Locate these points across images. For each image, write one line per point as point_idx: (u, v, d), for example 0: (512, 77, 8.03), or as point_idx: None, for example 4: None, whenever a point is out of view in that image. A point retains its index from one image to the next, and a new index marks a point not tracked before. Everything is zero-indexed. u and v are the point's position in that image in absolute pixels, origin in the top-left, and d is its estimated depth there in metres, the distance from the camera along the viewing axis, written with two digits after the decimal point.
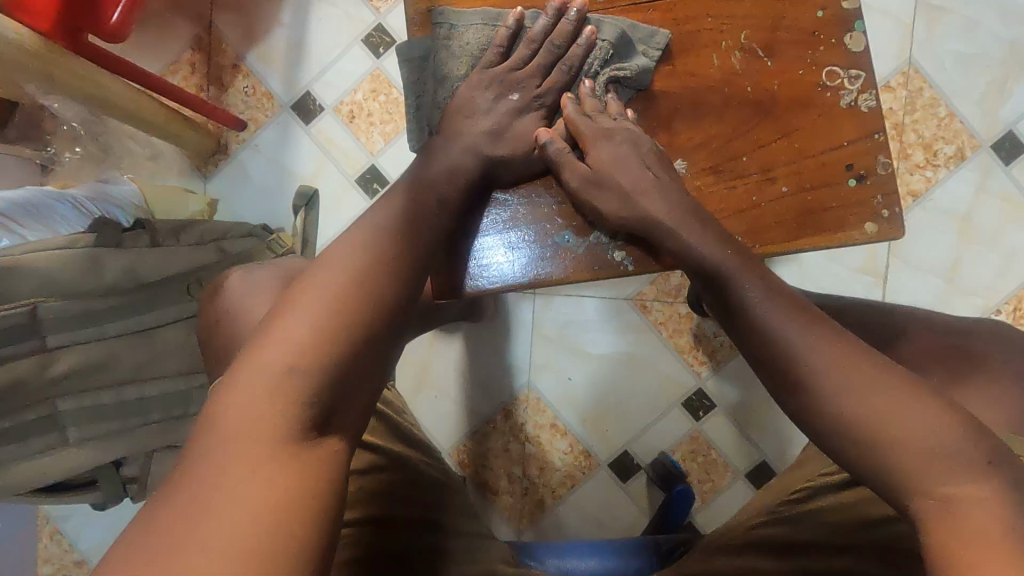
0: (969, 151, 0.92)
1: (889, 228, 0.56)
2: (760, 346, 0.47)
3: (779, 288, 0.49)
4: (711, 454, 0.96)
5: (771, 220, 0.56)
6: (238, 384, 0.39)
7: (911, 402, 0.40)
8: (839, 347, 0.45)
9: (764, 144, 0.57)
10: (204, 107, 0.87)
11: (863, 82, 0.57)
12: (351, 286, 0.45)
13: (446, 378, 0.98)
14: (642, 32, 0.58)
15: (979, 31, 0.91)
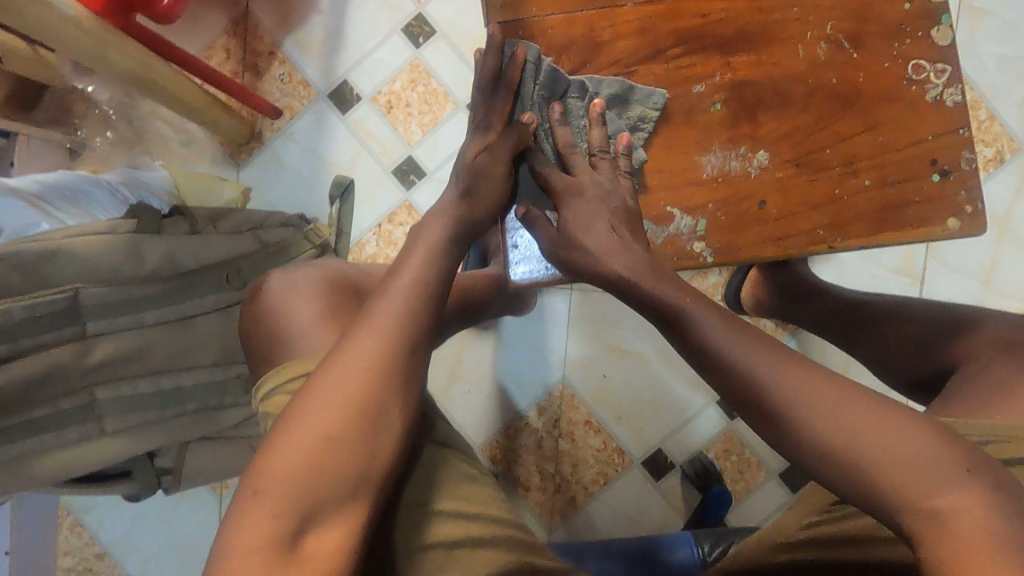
0: (1008, 154, 0.92)
1: (972, 223, 0.59)
2: (732, 386, 0.45)
3: (740, 322, 0.48)
4: (745, 453, 0.96)
5: (852, 214, 0.60)
6: (267, 463, 0.41)
7: (879, 428, 0.40)
8: (819, 385, 0.43)
9: (844, 137, 0.61)
10: (243, 94, 0.86)
11: (949, 76, 0.60)
12: (367, 357, 0.45)
13: (479, 373, 0.97)
14: (640, 93, 0.62)
15: (1021, 33, 0.91)
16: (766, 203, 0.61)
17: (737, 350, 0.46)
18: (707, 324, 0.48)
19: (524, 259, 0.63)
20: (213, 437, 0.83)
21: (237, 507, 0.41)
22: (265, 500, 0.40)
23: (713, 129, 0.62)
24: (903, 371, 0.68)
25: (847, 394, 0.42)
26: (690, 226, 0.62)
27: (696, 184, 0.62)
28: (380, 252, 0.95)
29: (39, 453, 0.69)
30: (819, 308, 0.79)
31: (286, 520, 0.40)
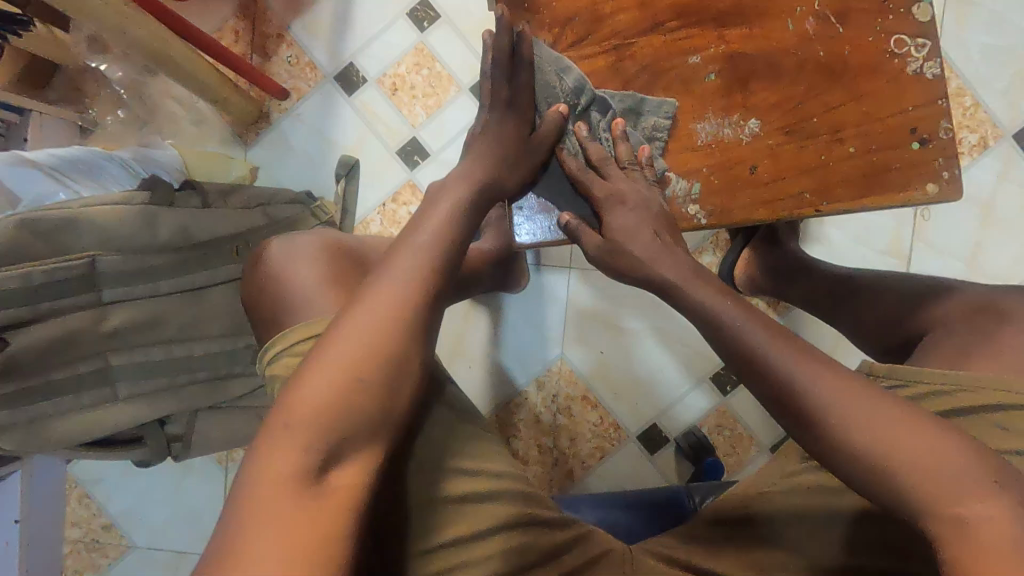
0: (992, 140, 0.96)
1: (949, 189, 0.61)
2: (768, 386, 0.49)
3: (778, 330, 0.51)
4: (737, 429, 0.99)
5: (838, 179, 0.63)
6: (286, 416, 0.43)
7: (911, 434, 0.43)
8: (855, 389, 0.46)
9: (831, 106, 0.64)
10: (254, 74, 0.88)
11: (928, 50, 0.62)
12: (377, 299, 0.48)
13: (480, 348, 1.00)
14: (651, 104, 0.67)
15: (1005, 24, 0.95)
16: (757, 168, 0.65)
17: (764, 344, 0.50)
18: (745, 332, 0.51)
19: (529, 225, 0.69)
20: (221, 406, 0.85)
21: (259, 447, 0.42)
22: (288, 433, 0.42)
23: (708, 98, 0.66)
24: (879, 339, 0.71)
25: (867, 394, 0.45)
26: (686, 189, 0.66)
27: (691, 150, 0.67)
28: (385, 231, 0.98)
29: (55, 415, 0.71)
30: (812, 285, 0.81)
31: (307, 455, 0.41)
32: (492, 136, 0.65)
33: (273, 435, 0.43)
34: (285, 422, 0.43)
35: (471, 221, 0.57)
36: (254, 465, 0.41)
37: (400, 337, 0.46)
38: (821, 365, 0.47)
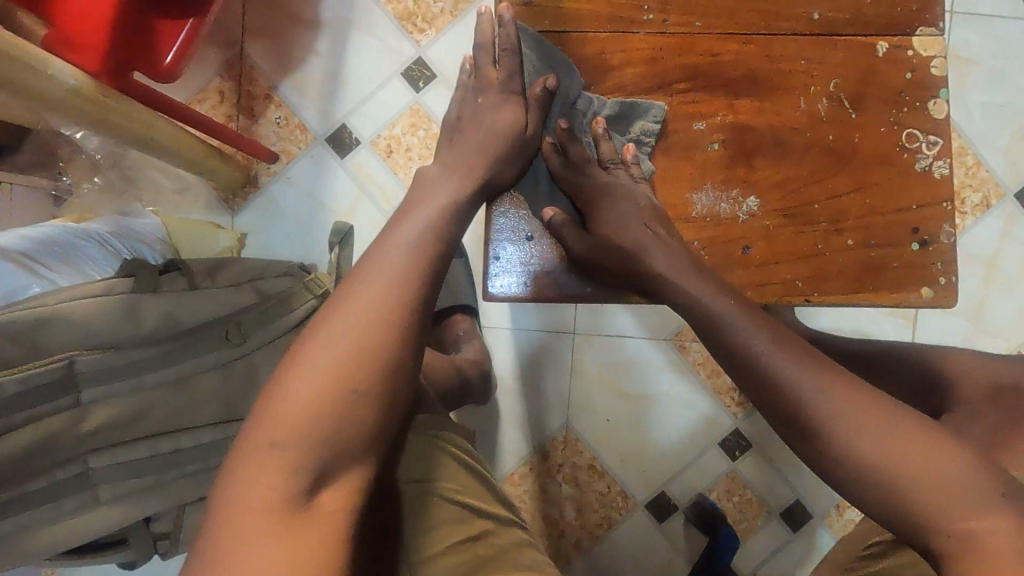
0: (995, 199, 0.95)
1: (945, 294, 0.60)
2: (772, 395, 0.49)
3: (784, 337, 0.51)
4: (746, 495, 0.97)
5: (833, 270, 0.61)
6: (260, 438, 0.41)
7: (923, 445, 0.42)
8: (859, 396, 0.46)
9: (837, 192, 0.61)
10: (237, 141, 0.83)
11: (939, 148, 0.61)
12: (365, 292, 0.45)
13: (487, 419, 0.96)
14: (640, 107, 0.63)
15: (1006, 83, 0.94)
16: (751, 249, 0.61)
17: (768, 350, 0.50)
18: (751, 340, 0.51)
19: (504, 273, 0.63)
20: None
21: (241, 451, 0.41)
22: (272, 451, 0.40)
23: (710, 169, 0.63)
24: None
25: (876, 403, 0.45)
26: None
27: (686, 221, 0.62)
28: None
29: (33, 527, 0.66)
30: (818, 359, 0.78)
31: (296, 470, 0.40)
32: (469, 132, 0.62)
33: (254, 437, 0.41)
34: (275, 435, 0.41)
35: (465, 208, 0.55)
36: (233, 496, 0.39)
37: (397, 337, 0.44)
38: (821, 368, 0.48)
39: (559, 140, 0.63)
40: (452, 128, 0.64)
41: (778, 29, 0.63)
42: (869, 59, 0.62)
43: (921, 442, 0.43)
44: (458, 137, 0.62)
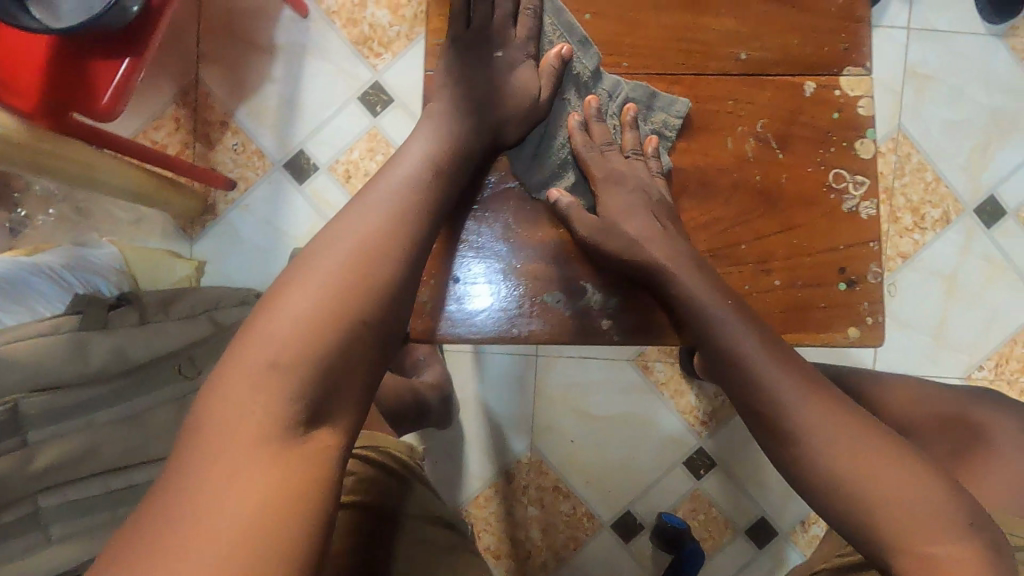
0: (954, 215, 0.95)
1: (871, 335, 0.60)
2: (756, 402, 0.52)
3: (772, 341, 0.53)
4: (712, 512, 0.97)
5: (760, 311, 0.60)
6: (236, 377, 0.40)
7: (887, 465, 0.46)
8: (834, 413, 0.49)
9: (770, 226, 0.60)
10: (193, 172, 0.83)
11: (866, 189, 0.61)
12: (363, 230, 0.48)
13: (450, 444, 0.96)
14: (663, 100, 0.62)
15: (964, 98, 0.94)
16: None
17: (754, 354, 0.53)
18: (739, 340, 0.53)
19: (455, 305, 0.59)
20: None
21: (224, 386, 0.40)
22: (261, 389, 0.40)
23: None
24: None
25: (848, 419, 0.49)
26: (601, 300, 0.60)
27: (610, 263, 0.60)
28: None
29: None
30: None
31: (290, 406, 0.40)
32: (477, 92, 0.59)
33: (241, 367, 0.41)
34: (273, 359, 0.41)
35: (462, 155, 0.56)
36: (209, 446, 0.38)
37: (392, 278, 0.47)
38: (803, 388, 0.51)
39: (584, 118, 0.61)
40: (453, 82, 0.60)
41: (707, 69, 0.63)
42: (797, 99, 0.62)
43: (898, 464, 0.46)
44: (460, 95, 0.59)
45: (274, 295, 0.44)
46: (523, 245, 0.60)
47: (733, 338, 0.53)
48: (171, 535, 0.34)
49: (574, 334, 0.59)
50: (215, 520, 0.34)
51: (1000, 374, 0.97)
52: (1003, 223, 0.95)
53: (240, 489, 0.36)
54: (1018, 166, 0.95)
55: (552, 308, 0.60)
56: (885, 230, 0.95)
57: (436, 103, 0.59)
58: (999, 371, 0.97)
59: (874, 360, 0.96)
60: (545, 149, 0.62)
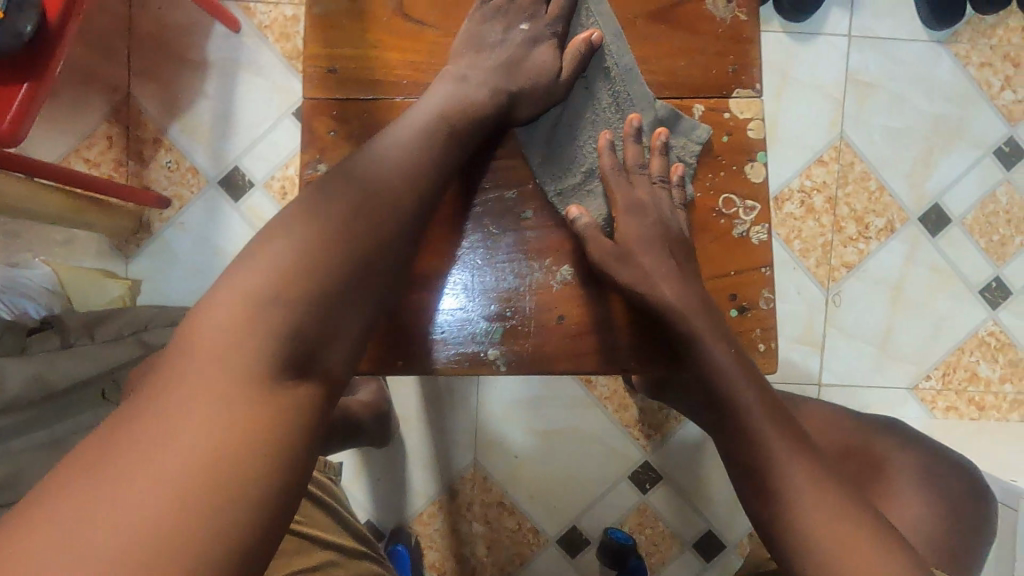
0: (898, 224, 0.95)
1: (763, 361, 0.60)
2: (747, 455, 0.53)
3: (769, 394, 0.55)
4: (659, 526, 0.96)
5: (650, 341, 0.59)
6: (225, 310, 0.41)
7: (859, 531, 0.47)
8: (815, 472, 0.51)
9: (676, 253, 0.57)
10: (124, 193, 0.82)
11: (757, 214, 0.60)
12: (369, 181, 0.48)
13: (393, 461, 0.96)
14: (686, 124, 0.60)
15: (906, 107, 0.93)
16: (566, 319, 0.59)
17: (750, 408, 0.54)
18: (738, 391, 0.54)
19: (456, 315, 0.58)
20: None
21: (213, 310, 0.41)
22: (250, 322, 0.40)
23: (525, 240, 0.59)
24: None
25: (830, 482, 0.50)
26: (488, 332, 0.58)
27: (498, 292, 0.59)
28: None
29: None
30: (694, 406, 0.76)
31: (278, 350, 0.40)
32: (498, 64, 0.56)
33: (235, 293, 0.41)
34: (270, 294, 0.41)
35: (476, 106, 0.54)
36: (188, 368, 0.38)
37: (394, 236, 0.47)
38: (789, 447, 0.52)
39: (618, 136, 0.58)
40: (474, 51, 0.56)
41: None
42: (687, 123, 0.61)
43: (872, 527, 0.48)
44: (481, 64, 0.55)
45: (273, 233, 0.44)
46: (526, 281, 0.59)
47: (729, 384, 0.54)
48: (124, 455, 0.34)
49: (461, 367, 0.58)
50: (173, 450, 0.34)
51: (947, 383, 0.96)
52: (948, 231, 0.95)
53: (209, 425, 0.36)
54: (962, 174, 0.94)
55: (439, 340, 0.58)
56: (828, 240, 0.94)
57: (453, 66, 0.55)
58: (947, 381, 0.96)
59: (820, 371, 0.95)
60: (568, 141, 0.59)
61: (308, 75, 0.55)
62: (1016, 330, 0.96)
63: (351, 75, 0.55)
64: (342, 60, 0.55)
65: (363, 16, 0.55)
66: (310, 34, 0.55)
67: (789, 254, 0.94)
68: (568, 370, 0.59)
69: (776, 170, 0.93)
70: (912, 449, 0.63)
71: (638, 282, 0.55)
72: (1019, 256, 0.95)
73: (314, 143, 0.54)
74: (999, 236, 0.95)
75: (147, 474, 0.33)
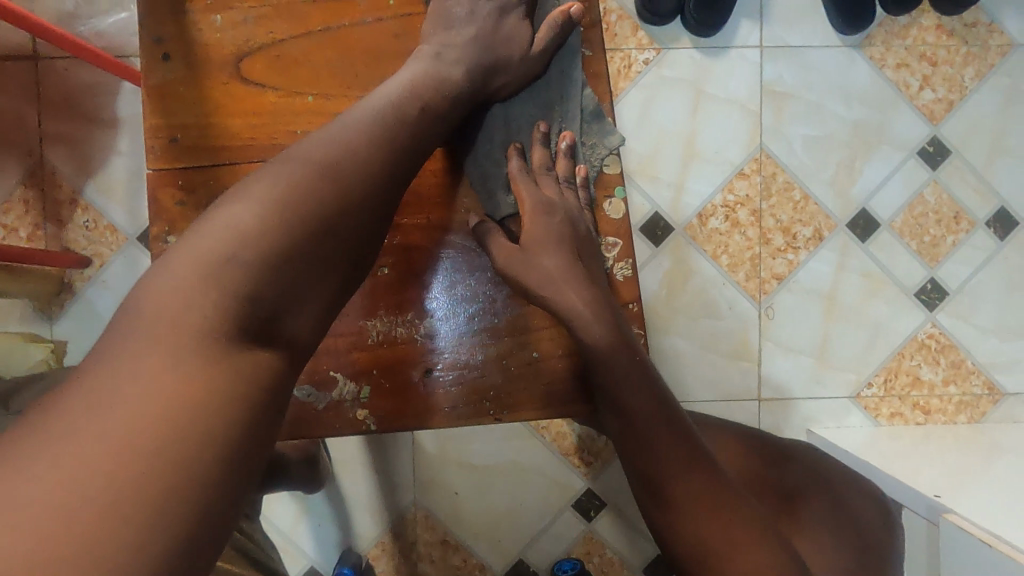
0: (826, 231, 0.93)
1: None
2: (642, 463, 0.53)
3: (660, 396, 0.54)
4: (606, 553, 0.95)
5: (521, 386, 0.58)
6: (180, 271, 0.39)
7: (742, 536, 0.50)
8: (700, 479, 0.52)
9: (583, 255, 0.56)
10: (41, 258, 0.81)
11: (620, 249, 0.61)
12: (334, 152, 0.45)
13: (332, 508, 0.93)
14: (602, 127, 0.60)
15: (824, 114, 0.92)
16: (437, 370, 0.58)
17: (644, 414, 0.53)
18: (628, 395, 0.53)
19: (434, 355, 0.58)
20: None
21: (150, 294, 0.38)
22: (195, 310, 0.37)
23: (378, 294, 0.58)
24: None
25: (716, 490, 0.52)
26: (353, 392, 0.58)
27: (361, 349, 0.58)
28: None
29: None
30: None
31: (233, 317, 0.38)
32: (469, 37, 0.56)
33: (184, 271, 0.39)
34: (227, 256, 0.39)
35: (450, 79, 0.53)
36: (121, 356, 0.35)
37: (365, 211, 0.45)
38: (679, 459, 0.52)
39: (529, 140, 0.59)
40: (443, 28, 0.56)
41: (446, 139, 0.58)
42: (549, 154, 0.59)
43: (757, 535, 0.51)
44: (452, 40, 0.55)
45: (248, 188, 0.43)
46: (497, 313, 0.59)
47: (634, 399, 0.53)
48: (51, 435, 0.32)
49: (326, 427, 0.57)
50: (105, 446, 0.31)
51: (890, 389, 0.95)
52: (877, 237, 0.94)
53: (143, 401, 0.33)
54: (886, 179, 0.93)
55: (302, 403, 0.57)
56: (756, 253, 0.93)
57: (426, 48, 0.55)
58: (890, 387, 0.95)
59: (759, 385, 0.94)
60: (476, 136, 0.58)
61: (151, 147, 0.55)
62: (956, 330, 0.95)
63: (193, 144, 0.55)
64: (182, 130, 0.55)
65: (200, 84, 0.55)
66: (151, 107, 0.55)
67: (718, 269, 0.93)
68: (442, 425, 0.58)
69: (695, 188, 0.92)
70: (829, 494, 0.64)
71: (545, 287, 0.54)
72: (952, 256, 0.94)
73: (161, 215, 0.54)
74: (931, 238, 0.94)
75: (89, 441, 0.31)
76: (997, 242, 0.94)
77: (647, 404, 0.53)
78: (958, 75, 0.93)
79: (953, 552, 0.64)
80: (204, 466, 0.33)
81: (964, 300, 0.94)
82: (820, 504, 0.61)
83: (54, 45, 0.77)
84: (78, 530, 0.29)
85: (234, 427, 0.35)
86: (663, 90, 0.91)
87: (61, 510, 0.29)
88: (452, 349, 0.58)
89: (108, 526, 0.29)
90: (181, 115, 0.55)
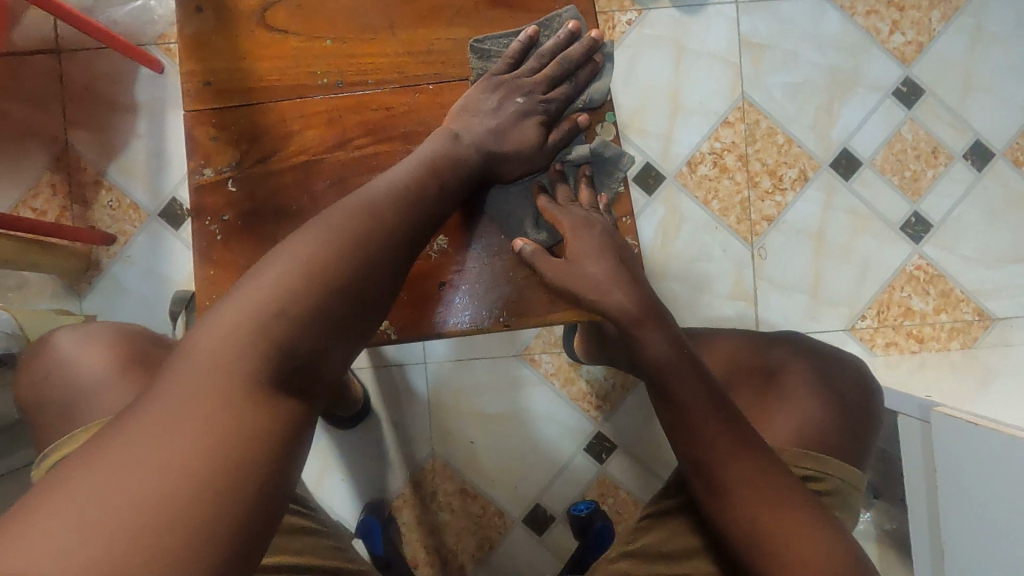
0: (811, 172, 0.98)
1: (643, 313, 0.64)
2: (695, 450, 0.55)
3: (714, 386, 0.56)
4: (620, 493, 0.98)
5: (522, 296, 0.62)
6: (223, 318, 0.40)
7: (801, 523, 0.52)
8: (757, 469, 0.54)
9: (624, 258, 0.59)
10: (67, 232, 0.86)
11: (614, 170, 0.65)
12: (371, 221, 0.48)
13: (355, 462, 0.97)
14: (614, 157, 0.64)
15: (800, 62, 0.98)
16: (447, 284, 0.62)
17: (698, 404, 0.55)
18: (682, 386, 0.55)
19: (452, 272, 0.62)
20: None
21: (197, 345, 0.39)
22: (234, 353, 0.39)
23: None
24: None
25: (772, 475, 0.54)
26: None
27: None
28: None
29: None
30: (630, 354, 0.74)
31: (272, 366, 0.39)
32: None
33: (231, 320, 0.40)
34: (276, 308, 0.41)
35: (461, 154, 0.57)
36: (164, 391, 0.37)
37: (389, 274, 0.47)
38: (733, 449, 0.54)
39: (549, 180, 0.63)
40: None
41: (449, 76, 0.62)
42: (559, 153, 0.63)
43: (811, 519, 0.53)
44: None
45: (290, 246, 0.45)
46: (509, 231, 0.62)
47: (687, 391, 0.55)
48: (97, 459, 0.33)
49: None
50: (143, 465, 0.33)
51: (884, 320, 0.98)
52: (860, 175, 0.98)
53: (180, 433, 0.34)
54: (865, 118, 0.98)
55: None
56: (745, 196, 0.98)
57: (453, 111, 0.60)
58: (883, 318, 0.98)
59: (757, 322, 0.97)
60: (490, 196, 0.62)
61: (186, 91, 0.60)
62: (943, 261, 0.99)
63: (222, 87, 0.60)
64: (213, 74, 0.60)
65: (226, 34, 0.60)
66: (185, 56, 0.61)
67: (709, 214, 0.97)
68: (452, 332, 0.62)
69: (684, 139, 0.97)
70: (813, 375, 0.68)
71: (597, 291, 0.57)
72: (933, 189, 0.98)
73: (198, 150, 0.60)
74: (911, 172, 0.98)
75: (127, 468, 0.33)
76: (975, 173, 0.99)
77: (700, 396, 0.55)
78: (925, 17, 0.98)
79: (944, 442, 0.68)
80: (229, 502, 0.33)
81: (947, 231, 0.99)
82: (805, 387, 0.66)
83: (81, 30, 0.83)
84: (110, 537, 0.30)
85: (261, 467, 0.35)
86: (648, 48, 0.97)
87: (96, 527, 0.30)
88: (470, 265, 0.62)
89: (143, 560, 0.30)
90: (211, 61, 0.60)
